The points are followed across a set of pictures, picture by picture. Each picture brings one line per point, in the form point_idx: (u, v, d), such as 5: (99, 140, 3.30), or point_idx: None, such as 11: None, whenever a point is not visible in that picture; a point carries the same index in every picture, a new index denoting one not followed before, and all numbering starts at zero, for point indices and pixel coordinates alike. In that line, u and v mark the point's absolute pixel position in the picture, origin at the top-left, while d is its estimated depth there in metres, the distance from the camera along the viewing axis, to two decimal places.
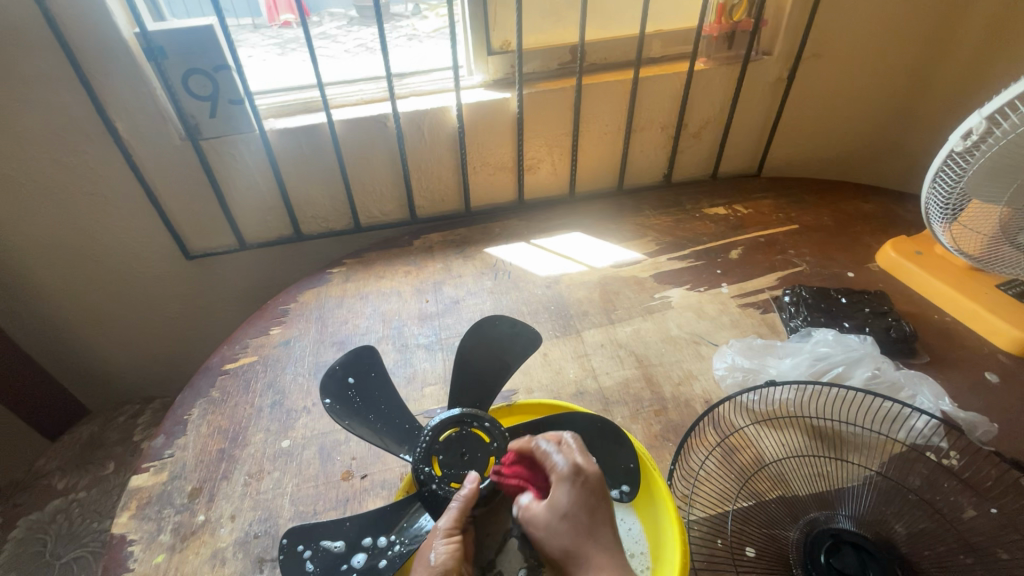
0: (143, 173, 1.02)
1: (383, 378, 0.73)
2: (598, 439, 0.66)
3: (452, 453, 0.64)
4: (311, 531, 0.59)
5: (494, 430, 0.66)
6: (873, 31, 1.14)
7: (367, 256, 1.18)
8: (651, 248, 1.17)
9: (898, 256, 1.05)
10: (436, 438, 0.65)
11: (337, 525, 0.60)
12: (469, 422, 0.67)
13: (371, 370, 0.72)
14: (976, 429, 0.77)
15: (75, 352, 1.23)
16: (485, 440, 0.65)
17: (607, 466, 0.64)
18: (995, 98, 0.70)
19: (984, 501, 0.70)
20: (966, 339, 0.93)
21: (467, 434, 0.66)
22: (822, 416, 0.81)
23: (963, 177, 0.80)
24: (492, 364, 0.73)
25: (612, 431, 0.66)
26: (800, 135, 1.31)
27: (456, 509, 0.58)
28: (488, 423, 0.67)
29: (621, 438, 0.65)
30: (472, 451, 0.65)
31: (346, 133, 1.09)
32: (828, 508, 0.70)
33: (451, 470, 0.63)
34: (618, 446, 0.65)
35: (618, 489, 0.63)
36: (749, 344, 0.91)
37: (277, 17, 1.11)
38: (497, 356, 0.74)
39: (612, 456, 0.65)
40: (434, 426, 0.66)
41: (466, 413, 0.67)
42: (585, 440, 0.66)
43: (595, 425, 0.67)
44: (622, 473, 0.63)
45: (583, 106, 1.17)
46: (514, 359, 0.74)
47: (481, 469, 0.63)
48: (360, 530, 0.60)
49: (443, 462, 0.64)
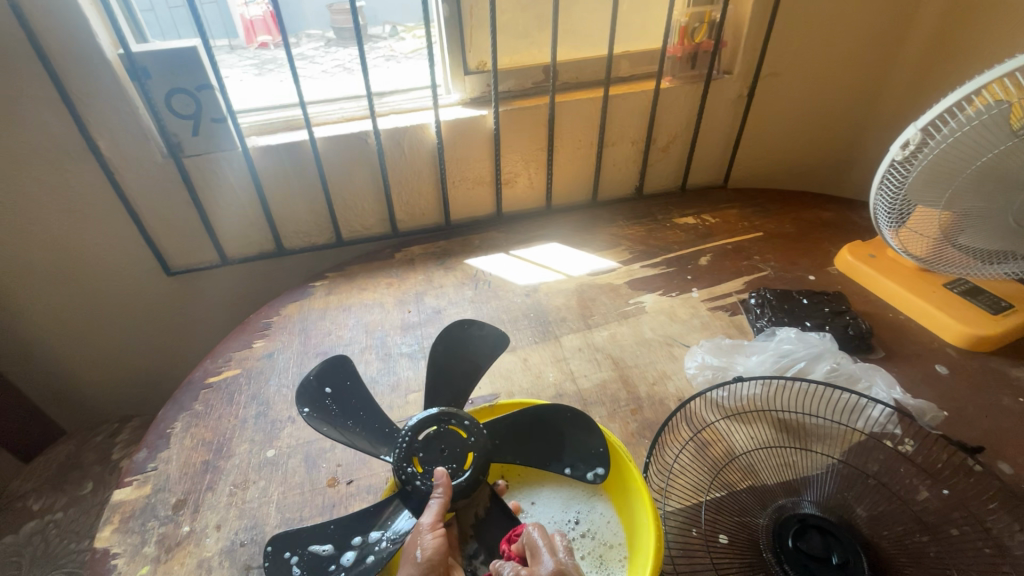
0: (124, 190, 1.03)
1: (359, 385, 0.74)
2: (569, 426, 0.69)
3: (432, 449, 0.65)
4: (295, 538, 0.61)
5: (472, 427, 0.66)
6: (822, 51, 1.22)
7: (349, 268, 1.20)
8: (625, 257, 1.22)
9: (854, 260, 1.12)
10: (416, 437, 0.65)
11: (322, 529, 0.62)
12: (449, 420, 0.67)
13: (347, 379, 0.73)
14: (925, 415, 0.84)
15: (50, 372, 1.22)
16: (462, 435, 0.66)
17: (580, 451, 0.68)
18: (928, 112, 0.77)
19: (937, 483, 0.75)
20: (918, 335, 0.99)
21: (446, 431, 0.66)
22: (788, 409, 0.86)
23: (905, 183, 0.86)
24: (463, 365, 0.76)
25: (583, 419, 0.69)
26: (761, 149, 1.39)
27: (438, 506, 0.59)
28: (466, 421, 0.67)
29: (592, 426, 0.68)
30: (451, 447, 0.65)
31: (328, 149, 1.12)
32: (795, 495, 0.74)
33: (432, 465, 0.64)
34: (588, 433, 0.68)
35: (593, 472, 0.66)
36: (718, 343, 0.96)
37: (254, 38, 1.14)
38: (467, 357, 0.76)
39: (583, 441, 0.68)
40: (414, 424, 0.66)
41: (443, 412, 0.67)
42: (558, 427, 0.70)
43: (566, 414, 0.69)
44: (593, 458, 0.67)
45: (557, 122, 1.23)
46: (483, 359, 0.77)
47: (459, 464, 0.63)
48: (346, 531, 0.63)
49: (424, 459, 0.64)
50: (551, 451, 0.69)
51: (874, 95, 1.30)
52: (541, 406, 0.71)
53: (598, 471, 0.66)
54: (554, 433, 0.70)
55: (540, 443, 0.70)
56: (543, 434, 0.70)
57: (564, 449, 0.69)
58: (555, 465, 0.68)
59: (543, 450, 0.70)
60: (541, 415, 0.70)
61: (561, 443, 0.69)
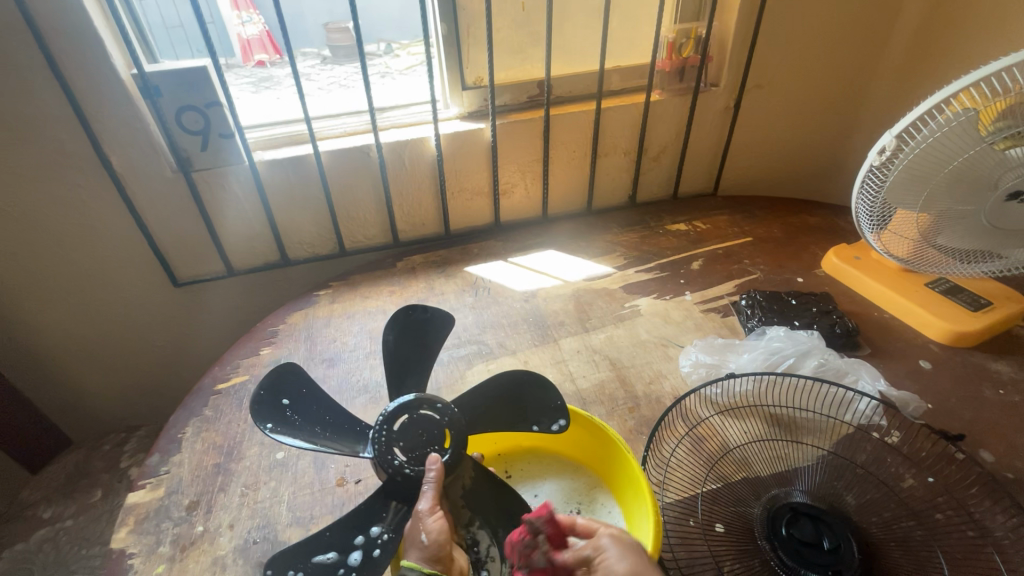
0: (134, 205, 1.07)
1: (315, 392, 0.75)
2: (527, 389, 0.74)
3: (409, 436, 0.68)
4: (294, 553, 0.61)
5: (442, 406, 0.71)
6: (804, 64, 1.28)
7: (352, 277, 1.24)
8: (620, 262, 1.26)
9: (840, 261, 1.17)
10: (392, 428, 0.68)
11: (319, 539, 0.63)
12: (421, 405, 0.70)
13: (301, 386, 0.74)
14: (908, 405, 0.87)
15: (57, 383, 1.24)
16: (436, 417, 0.69)
17: (541, 409, 0.73)
18: (902, 120, 0.82)
19: (922, 471, 0.79)
20: (902, 332, 1.03)
21: (419, 416, 0.69)
22: (778, 404, 0.89)
23: (883, 188, 0.91)
24: (417, 350, 0.80)
25: (538, 380, 0.74)
26: (748, 157, 1.44)
27: (433, 489, 0.63)
28: (438, 404, 0.71)
29: (544, 381, 0.74)
30: (428, 430, 0.68)
31: (332, 162, 1.16)
32: (786, 485, 0.77)
33: (415, 450, 0.67)
34: (544, 390, 0.74)
35: (556, 424, 0.71)
36: (711, 342, 0.99)
37: (251, 57, 1.21)
38: (420, 343, 0.80)
39: (542, 399, 0.73)
40: (388, 415, 0.69)
41: (411, 399, 0.70)
42: (515, 390, 0.75)
43: (523, 378, 0.75)
44: (555, 412, 0.72)
45: (552, 134, 1.27)
46: (434, 341, 0.81)
47: (440, 445, 0.67)
48: (344, 533, 0.63)
49: (404, 446, 0.67)
50: (515, 414, 0.74)
51: (854, 106, 1.36)
52: (498, 376, 0.76)
53: (561, 422, 0.71)
54: (515, 398, 0.75)
55: (505, 410, 0.74)
56: (507, 401, 0.75)
57: (527, 410, 0.73)
58: (523, 425, 0.73)
59: (509, 415, 0.74)
60: (502, 384, 0.75)
61: (523, 406, 0.74)
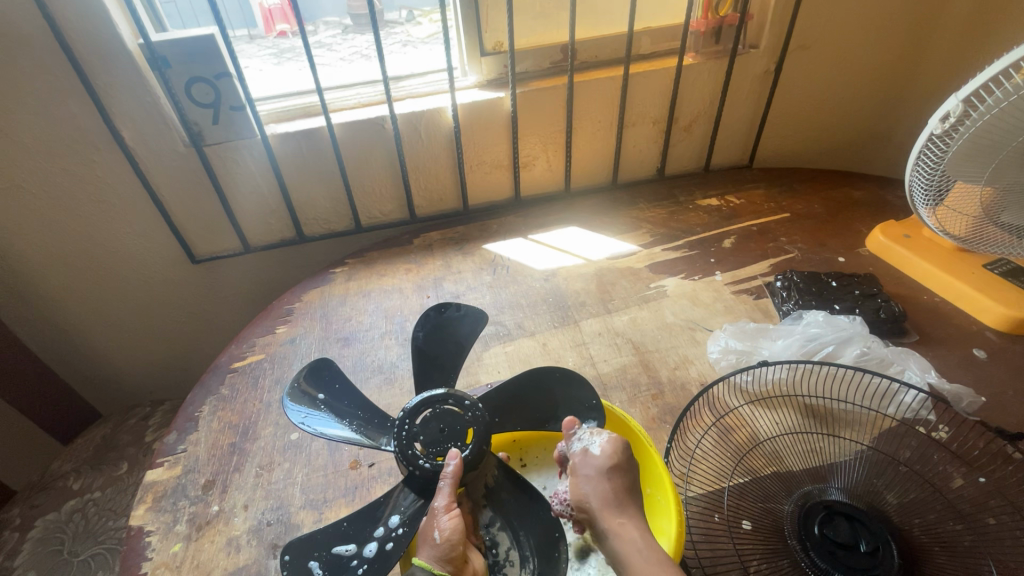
0: (149, 181, 1.06)
1: (348, 387, 0.75)
2: (559, 386, 0.71)
3: (431, 429, 0.65)
4: (313, 542, 0.60)
5: (469, 404, 0.67)
6: (857, 20, 1.16)
7: (369, 255, 1.21)
8: (646, 240, 1.19)
9: (887, 240, 1.08)
10: (413, 422, 0.66)
11: (337, 529, 0.62)
12: (447, 400, 0.67)
13: (335, 381, 0.75)
14: (962, 400, 0.81)
15: (84, 357, 1.27)
16: (459, 412, 0.66)
17: (574, 407, 0.70)
18: (971, 82, 0.72)
19: (973, 471, 0.73)
20: (955, 318, 0.95)
21: (442, 411, 0.66)
22: (815, 395, 0.83)
23: (944, 157, 0.81)
24: (448, 348, 0.77)
25: (572, 376, 0.71)
26: (789, 126, 1.34)
27: (449, 486, 0.60)
28: (465, 399, 0.68)
29: (580, 380, 0.70)
30: (450, 425, 0.65)
31: (345, 135, 1.11)
32: (821, 481, 0.72)
33: (435, 445, 0.64)
34: (578, 388, 0.70)
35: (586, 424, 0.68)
36: (742, 327, 0.93)
37: (273, 27, 1.13)
38: (451, 340, 0.77)
39: (576, 397, 0.70)
40: (411, 409, 0.66)
41: (437, 394, 0.67)
42: (546, 387, 0.71)
43: (554, 374, 0.71)
44: (589, 411, 0.68)
45: (575, 103, 1.20)
46: (466, 340, 0.78)
47: (461, 440, 0.64)
48: (361, 525, 0.62)
49: (425, 441, 0.64)
50: (546, 411, 0.71)
51: (912, 68, 1.23)
52: (531, 370, 0.73)
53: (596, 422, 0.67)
54: (544, 394, 0.71)
55: (532, 405, 0.72)
56: (536, 397, 0.72)
57: (559, 407, 0.71)
58: (553, 423, 0.71)
59: (537, 411, 0.71)
60: (530, 379, 0.72)
61: (553, 404, 0.71)
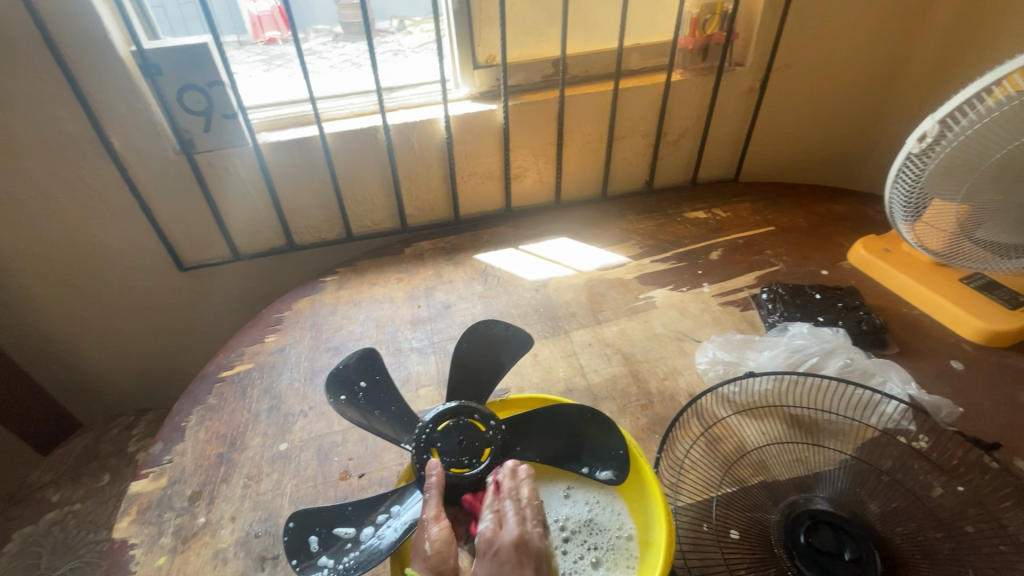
0: (138, 187, 1.05)
1: (388, 382, 0.75)
2: (588, 426, 0.69)
3: (450, 439, 0.66)
4: (316, 517, 0.62)
5: (493, 423, 0.68)
6: (839, 40, 1.20)
7: (360, 264, 1.21)
8: (635, 252, 1.21)
9: (869, 255, 1.11)
10: (434, 427, 0.67)
11: (341, 511, 0.63)
12: (473, 414, 0.69)
13: (377, 373, 0.76)
14: (940, 410, 0.83)
15: (64, 366, 1.24)
16: (480, 429, 0.68)
17: (599, 449, 0.68)
18: (947, 104, 0.76)
19: (952, 480, 0.75)
20: (933, 330, 0.98)
21: (465, 423, 0.68)
22: (800, 405, 0.85)
23: (922, 177, 0.84)
24: (486, 364, 0.77)
25: (603, 419, 0.69)
26: (774, 143, 1.37)
27: (435, 496, 0.60)
28: (488, 417, 0.69)
29: (612, 427, 0.68)
30: (469, 440, 0.66)
31: (338, 144, 1.12)
32: (806, 491, 0.74)
33: (450, 455, 0.65)
34: (608, 434, 0.68)
35: (606, 472, 0.66)
36: (729, 339, 0.95)
37: (262, 34, 1.14)
38: (491, 356, 0.77)
39: (603, 442, 0.68)
40: (434, 416, 0.68)
41: (466, 405, 0.69)
42: (577, 426, 0.70)
43: (587, 414, 0.69)
44: (611, 459, 0.66)
45: (566, 116, 1.22)
46: (507, 359, 0.77)
47: (474, 457, 0.65)
48: (363, 512, 0.63)
49: (442, 449, 0.66)
50: (570, 448, 0.69)
51: (891, 87, 1.27)
52: (563, 404, 0.71)
53: (614, 474, 0.65)
54: (573, 434, 0.70)
55: (555, 441, 0.70)
56: (562, 430, 0.70)
57: (581, 448, 0.69)
58: (573, 463, 0.68)
59: (557, 446, 0.70)
60: (558, 413, 0.70)
61: (580, 444, 0.69)
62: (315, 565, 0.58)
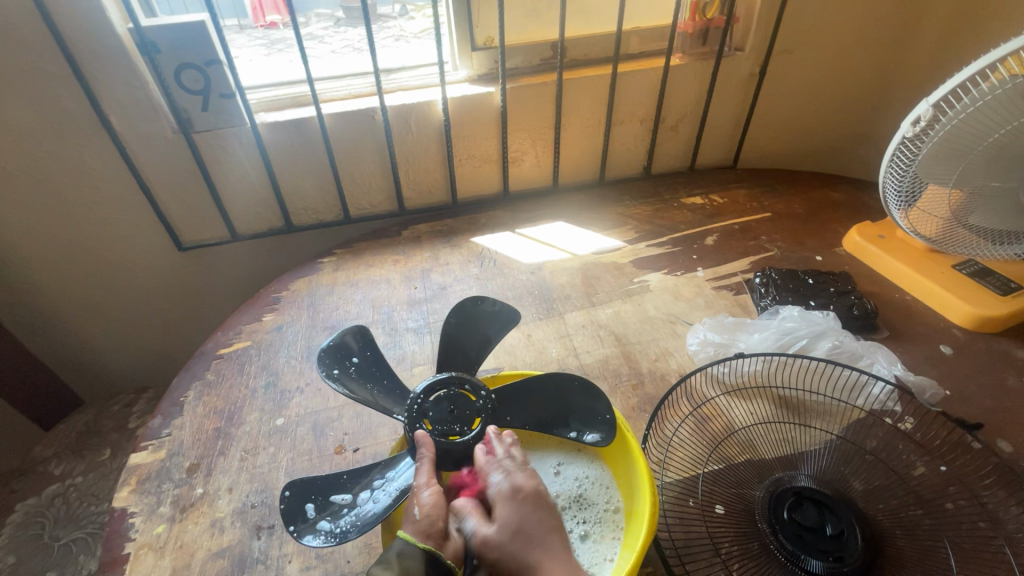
0: (136, 166, 1.05)
1: (379, 357, 0.77)
2: (576, 393, 0.71)
3: (441, 409, 0.68)
4: (312, 485, 0.64)
5: (484, 392, 0.69)
6: (840, 24, 1.19)
7: (358, 245, 1.22)
8: (631, 236, 1.22)
9: (863, 240, 1.11)
10: (427, 398, 0.68)
11: (336, 480, 0.65)
12: (464, 384, 0.70)
13: (368, 349, 0.77)
14: (925, 392, 0.84)
15: (66, 344, 1.26)
16: (472, 399, 0.69)
17: (587, 415, 0.69)
18: (941, 87, 0.74)
19: (934, 460, 0.76)
20: (924, 316, 0.99)
21: (456, 393, 0.69)
22: (788, 386, 0.86)
23: (915, 161, 0.84)
24: (475, 338, 0.78)
25: (590, 385, 0.70)
26: (772, 128, 1.37)
27: (429, 464, 0.61)
28: (478, 386, 0.70)
29: (598, 392, 0.69)
30: (461, 409, 0.68)
31: (335, 126, 1.12)
32: (791, 468, 0.75)
33: (443, 423, 0.66)
34: (594, 399, 0.69)
35: (592, 435, 0.67)
36: (720, 321, 0.96)
37: (263, 17, 1.13)
38: (479, 331, 0.78)
39: (590, 407, 0.69)
40: (425, 388, 0.69)
41: (456, 375, 0.71)
42: (566, 395, 0.71)
43: (573, 381, 0.71)
44: (598, 423, 0.68)
45: (564, 100, 1.22)
46: (495, 332, 0.79)
47: (467, 424, 0.66)
48: (358, 479, 0.65)
49: (433, 418, 0.67)
50: (557, 415, 0.71)
51: (891, 73, 1.26)
52: (549, 373, 0.72)
53: (600, 436, 0.67)
54: (561, 401, 0.71)
55: (544, 408, 0.71)
56: (551, 399, 0.71)
57: (570, 414, 0.70)
58: (561, 429, 0.70)
59: (546, 414, 0.71)
60: (546, 382, 0.71)
61: (568, 412, 0.71)
62: (312, 529, 0.60)
